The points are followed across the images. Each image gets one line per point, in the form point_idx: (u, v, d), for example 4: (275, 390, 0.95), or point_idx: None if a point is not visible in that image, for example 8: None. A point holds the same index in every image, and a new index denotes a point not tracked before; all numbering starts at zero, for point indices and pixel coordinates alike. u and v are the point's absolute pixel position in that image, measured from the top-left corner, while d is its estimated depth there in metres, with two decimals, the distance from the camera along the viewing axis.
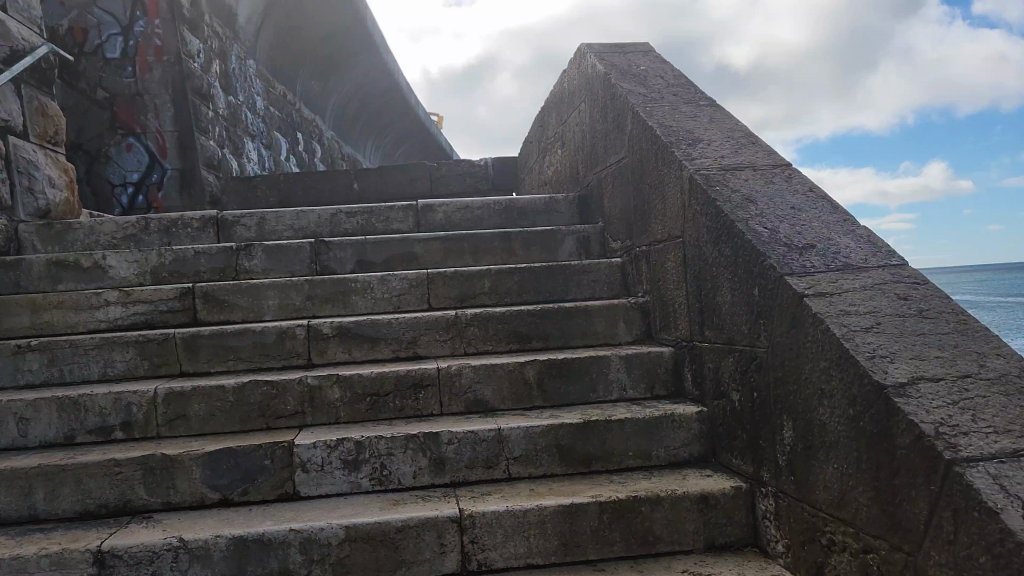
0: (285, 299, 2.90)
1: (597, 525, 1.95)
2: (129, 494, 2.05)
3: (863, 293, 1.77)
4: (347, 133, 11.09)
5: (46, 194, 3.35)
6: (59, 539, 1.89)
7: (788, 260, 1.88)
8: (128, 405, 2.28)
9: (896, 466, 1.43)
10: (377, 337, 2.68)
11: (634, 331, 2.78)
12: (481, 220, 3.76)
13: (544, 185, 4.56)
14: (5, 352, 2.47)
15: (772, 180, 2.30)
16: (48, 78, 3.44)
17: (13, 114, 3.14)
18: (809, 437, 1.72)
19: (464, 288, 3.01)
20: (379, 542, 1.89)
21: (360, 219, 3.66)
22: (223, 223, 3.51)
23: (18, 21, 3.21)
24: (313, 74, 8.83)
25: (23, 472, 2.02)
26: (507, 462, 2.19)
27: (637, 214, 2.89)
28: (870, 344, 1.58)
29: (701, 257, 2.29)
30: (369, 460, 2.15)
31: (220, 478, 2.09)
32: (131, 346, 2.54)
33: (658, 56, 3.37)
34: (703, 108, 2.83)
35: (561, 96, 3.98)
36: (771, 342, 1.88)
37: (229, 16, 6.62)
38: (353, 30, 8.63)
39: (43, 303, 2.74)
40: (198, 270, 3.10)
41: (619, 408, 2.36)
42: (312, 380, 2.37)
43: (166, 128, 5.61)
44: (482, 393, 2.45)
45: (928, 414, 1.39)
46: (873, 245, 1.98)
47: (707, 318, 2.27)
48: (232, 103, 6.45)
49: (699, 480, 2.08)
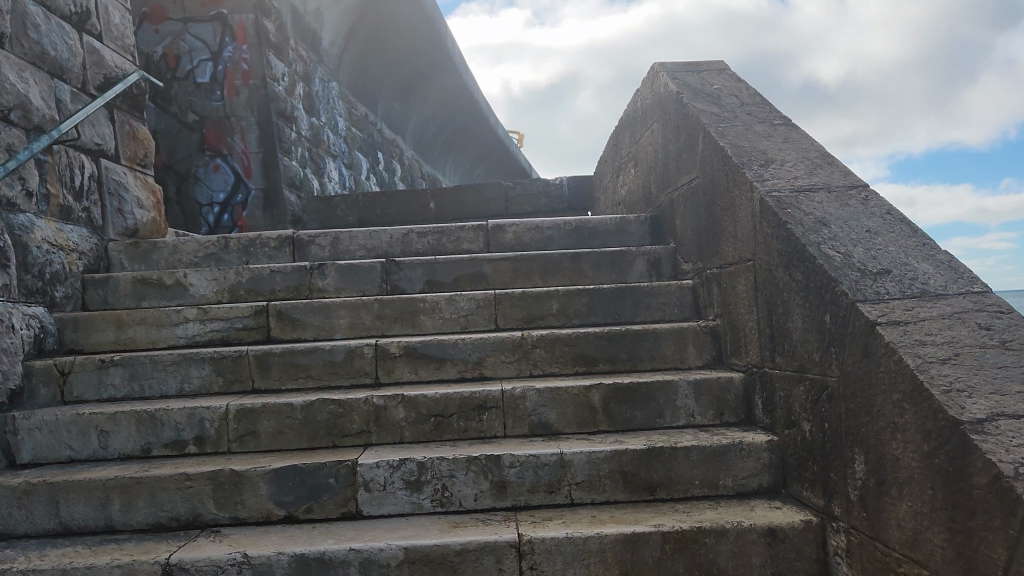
0: (356, 318, 2.95)
1: (659, 555, 1.90)
2: (199, 508, 2.11)
3: (941, 322, 1.69)
4: (426, 153, 11.27)
5: (134, 215, 3.50)
6: (131, 550, 1.95)
7: (861, 286, 1.82)
8: (202, 421, 2.35)
9: (972, 506, 1.35)
10: (444, 357, 2.70)
11: (704, 356, 2.72)
12: (550, 241, 3.75)
13: (617, 205, 4.52)
14: (90, 366, 2.58)
15: (847, 204, 2.23)
16: (140, 103, 3.61)
17: (106, 138, 3.30)
18: (881, 472, 1.65)
19: (532, 309, 3.00)
20: (438, 565, 1.89)
21: (432, 239, 3.70)
22: (299, 243, 3.60)
23: (112, 49, 3.38)
24: (393, 96, 8.99)
25: (102, 483, 2.10)
26: (569, 488, 2.16)
27: (708, 235, 2.83)
28: (945, 376, 1.51)
29: (771, 281, 2.23)
30: (430, 481, 2.15)
31: (285, 494, 2.13)
32: (207, 362, 2.62)
33: (732, 75, 3.31)
34: (777, 128, 2.76)
35: (634, 115, 3.95)
36: (842, 372, 1.82)
37: (313, 40, 6.82)
38: (433, 52, 8.77)
39: (127, 320, 2.86)
40: (273, 288, 3.18)
41: (685, 435, 2.31)
42: (377, 400, 2.40)
43: (251, 150, 5.81)
44: (546, 416, 2.44)
45: (1007, 451, 1.31)
46: (953, 271, 1.89)
47: (777, 344, 2.20)
48: (315, 125, 6.62)
49: (768, 512, 2.00)
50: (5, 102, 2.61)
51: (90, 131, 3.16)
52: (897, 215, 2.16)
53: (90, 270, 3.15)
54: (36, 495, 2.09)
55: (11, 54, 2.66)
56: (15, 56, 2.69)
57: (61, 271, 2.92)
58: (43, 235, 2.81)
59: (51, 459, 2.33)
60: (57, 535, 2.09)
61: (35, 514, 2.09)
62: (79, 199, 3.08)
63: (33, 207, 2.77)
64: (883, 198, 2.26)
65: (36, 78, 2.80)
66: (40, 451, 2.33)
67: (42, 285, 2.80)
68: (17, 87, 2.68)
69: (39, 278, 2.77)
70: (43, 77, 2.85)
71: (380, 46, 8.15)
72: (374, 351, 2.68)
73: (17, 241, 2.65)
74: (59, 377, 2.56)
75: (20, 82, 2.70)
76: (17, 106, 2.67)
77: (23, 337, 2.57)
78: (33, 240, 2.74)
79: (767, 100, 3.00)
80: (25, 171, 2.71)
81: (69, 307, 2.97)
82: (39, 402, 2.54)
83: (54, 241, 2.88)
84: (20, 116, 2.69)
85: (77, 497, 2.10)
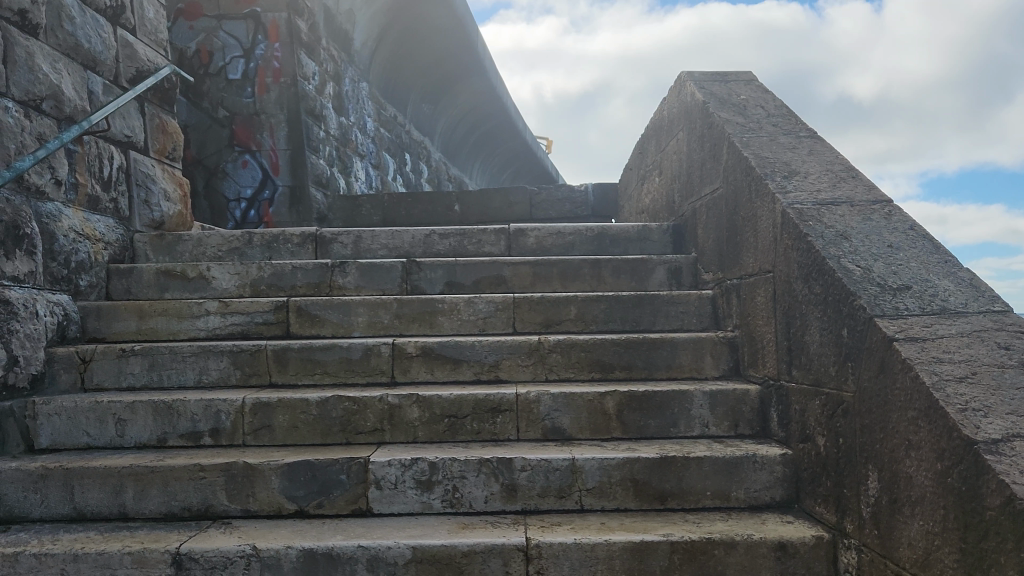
0: (374, 316, 2.96)
1: (668, 565, 1.89)
2: (211, 499, 2.13)
3: (959, 340, 1.68)
4: (455, 156, 11.32)
5: (161, 207, 3.55)
6: (142, 537, 1.98)
7: (880, 301, 1.80)
8: (218, 413, 2.38)
9: (985, 528, 1.34)
10: (460, 358, 2.70)
11: (722, 367, 2.70)
12: (572, 247, 3.75)
13: (641, 213, 4.51)
14: (110, 354, 2.62)
15: (869, 218, 2.21)
16: (171, 97, 3.66)
17: (136, 131, 3.35)
18: (894, 490, 1.63)
19: (550, 313, 2.99)
20: (445, 566, 1.89)
21: (454, 241, 3.70)
22: (321, 240, 3.63)
23: (145, 43, 3.43)
24: (423, 98, 9.03)
25: (117, 470, 2.13)
26: (580, 493, 2.16)
27: (729, 245, 2.81)
28: (961, 395, 1.50)
29: (790, 294, 2.21)
30: (441, 481, 2.16)
31: (297, 489, 2.14)
32: (225, 354, 2.65)
33: (760, 86, 3.30)
34: (802, 140, 2.74)
35: (660, 123, 3.93)
36: (858, 388, 1.80)
37: (345, 41, 6.87)
38: (463, 56, 8.79)
39: (150, 311, 2.90)
40: (294, 284, 3.21)
41: (698, 445, 2.29)
42: (392, 398, 2.41)
43: (279, 147, 5.86)
44: (560, 421, 2.43)
45: (1022, 474, 1.29)
46: (975, 289, 1.87)
47: (794, 357, 2.18)
48: (343, 124, 6.67)
49: (779, 526, 1.98)
50: (37, 92, 2.66)
51: (120, 122, 3.21)
52: (920, 231, 2.13)
53: (116, 261, 3.20)
54: (52, 479, 2.12)
55: (45, 45, 2.72)
56: (49, 47, 2.74)
57: (87, 259, 2.96)
58: (70, 224, 2.85)
59: (68, 445, 2.36)
60: (72, 520, 2.12)
61: (50, 498, 2.12)
62: (107, 189, 3.13)
63: (61, 196, 2.81)
64: (907, 213, 2.24)
65: (69, 69, 2.85)
66: (58, 436, 2.36)
67: (68, 273, 2.84)
68: (50, 77, 2.73)
69: (65, 266, 2.82)
70: (76, 69, 2.90)
71: (411, 48, 8.19)
72: (391, 349, 2.69)
73: (44, 229, 2.69)
74: (80, 364, 2.60)
75: (53, 73, 2.75)
76: (49, 96, 2.72)
77: (46, 324, 2.61)
78: (60, 228, 2.79)
79: (794, 112, 2.98)
80: (54, 160, 2.76)
81: (93, 296, 3.01)
82: (60, 388, 2.57)
83: (81, 230, 2.93)
84: (52, 107, 2.74)
85: (91, 484, 2.12)
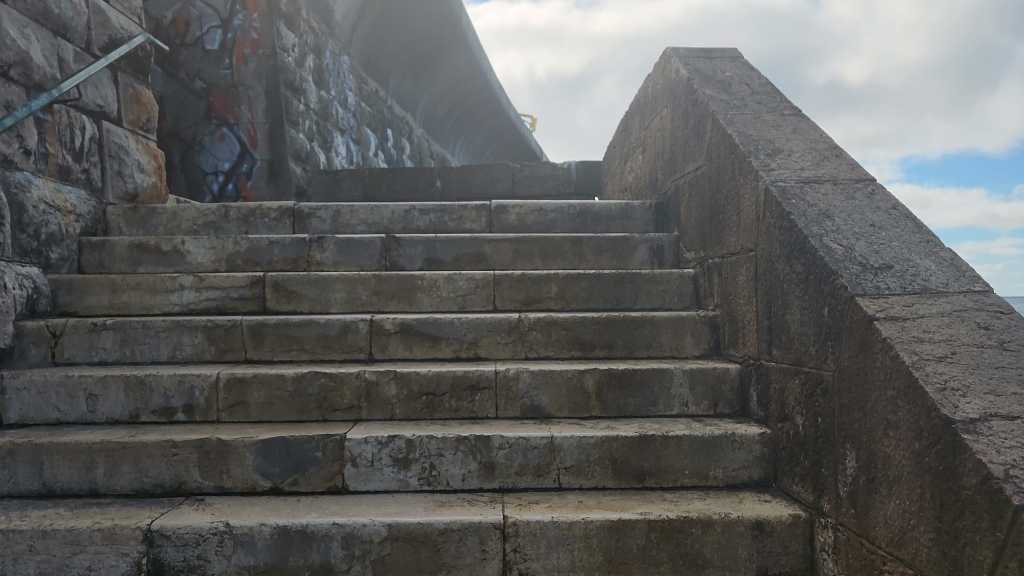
0: (352, 293, 2.92)
1: (645, 544, 1.88)
2: (184, 476, 2.10)
3: (939, 320, 1.67)
4: (437, 131, 11.17)
5: (134, 179, 3.48)
6: (113, 514, 1.94)
7: (862, 280, 1.79)
8: (191, 389, 2.34)
9: (960, 507, 1.33)
10: (439, 335, 2.67)
11: (702, 346, 2.69)
12: (553, 224, 3.73)
13: (624, 191, 4.49)
14: (82, 328, 2.57)
15: (852, 197, 2.20)
16: (145, 66, 3.57)
17: (109, 100, 3.27)
18: (872, 469, 1.63)
19: (532, 291, 2.97)
20: (422, 544, 1.87)
21: (434, 217, 3.67)
22: (300, 214, 3.58)
23: (118, 10, 3.33)
24: (405, 74, 8.92)
25: (87, 447, 2.09)
26: (558, 472, 2.14)
27: (712, 225, 2.80)
28: (941, 374, 1.49)
29: (772, 273, 2.20)
30: (418, 459, 2.13)
31: (272, 466, 2.11)
32: (199, 330, 2.60)
33: (744, 63, 3.26)
34: (787, 118, 2.72)
35: (645, 100, 3.90)
36: (838, 367, 1.79)
37: (325, 12, 6.76)
38: (445, 31, 8.69)
39: (122, 284, 2.84)
40: (271, 259, 3.16)
41: (678, 424, 2.28)
42: (369, 375, 2.38)
43: (258, 120, 5.77)
44: (538, 399, 2.41)
45: (999, 453, 1.29)
46: (956, 269, 1.86)
47: (775, 335, 2.17)
48: (324, 98, 6.60)
49: (756, 505, 1.98)
50: (4, 58, 2.58)
51: (93, 92, 3.13)
52: (902, 210, 2.12)
53: (89, 233, 3.14)
54: (20, 455, 2.08)
55: (14, 9, 2.63)
56: (18, 12, 2.66)
57: (58, 232, 2.90)
58: (40, 195, 2.79)
59: (38, 421, 2.32)
60: (41, 496, 2.08)
61: (18, 474, 2.08)
62: (78, 159, 3.05)
63: (31, 165, 2.75)
64: (890, 192, 2.23)
65: (39, 35, 2.77)
66: (27, 412, 2.31)
67: (38, 246, 2.78)
68: (18, 43, 2.65)
69: (35, 237, 2.76)
70: (45, 35, 2.82)
71: (393, 21, 8.07)
72: (369, 326, 2.66)
73: (13, 199, 2.63)
74: (51, 338, 2.55)
75: (21, 38, 2.67)
76: (18, 63, 2.65)
77: (15, 297, 2.55)
78: (30, 199, 2.73)
79: (778, 89, 2.95)
80: (24, 128, 2.69)
81: (65, 269, 2.95)
82: (29, 362, 2.53)
83: (52, 201, 2.86)
84: (20, 74, 2.67)
85: (61, 460, 2.08)
